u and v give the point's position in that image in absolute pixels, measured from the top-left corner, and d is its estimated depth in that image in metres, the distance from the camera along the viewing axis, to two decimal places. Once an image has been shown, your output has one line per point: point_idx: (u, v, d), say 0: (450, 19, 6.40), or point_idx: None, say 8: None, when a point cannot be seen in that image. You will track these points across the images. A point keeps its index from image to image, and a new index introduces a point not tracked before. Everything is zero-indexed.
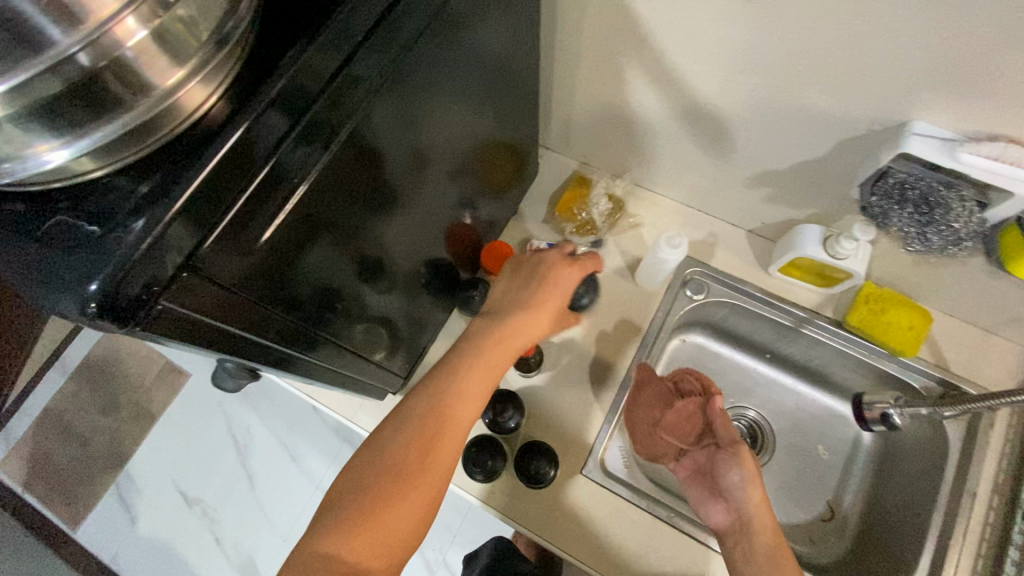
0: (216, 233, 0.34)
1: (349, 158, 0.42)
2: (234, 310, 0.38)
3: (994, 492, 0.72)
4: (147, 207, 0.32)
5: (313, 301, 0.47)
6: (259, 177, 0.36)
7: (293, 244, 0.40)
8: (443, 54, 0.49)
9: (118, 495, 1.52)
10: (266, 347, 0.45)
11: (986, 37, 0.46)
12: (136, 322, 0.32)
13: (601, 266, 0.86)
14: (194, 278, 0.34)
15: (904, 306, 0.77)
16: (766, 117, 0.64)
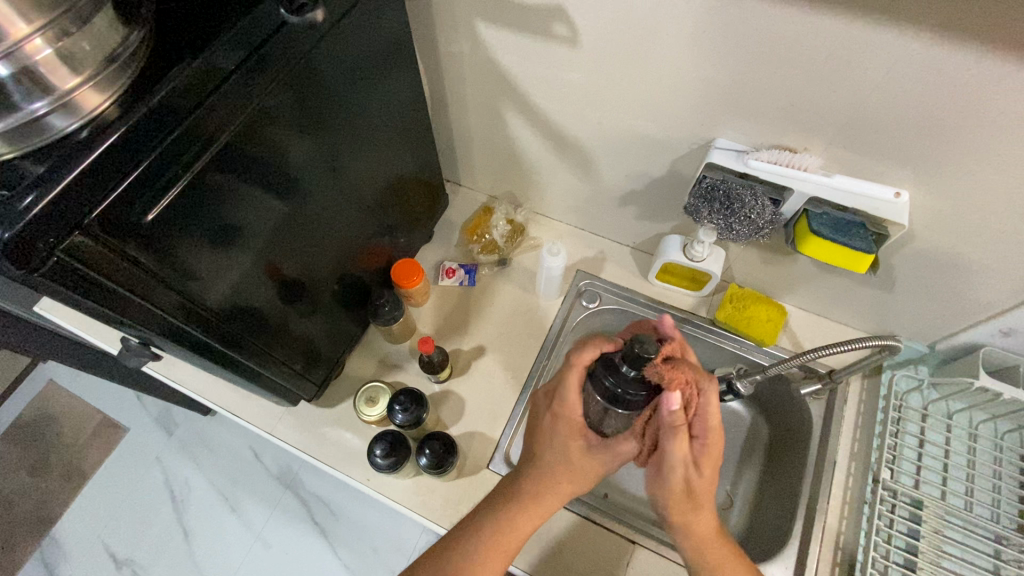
0: (103, 206, 0.43)
1: (226, 167, 0.52)
2: (126, 283, 0.47)
3: (851, 461, 0.83)
4: (44, 181, 0.41)
5: (205, 283, 0.56)
6: (144, 165, 0.45)
7: (179, 232, 0.50)
8: (317, 92, 0.60)
9: (42, 562, 1.44)
10: (162, 319, 0.53)
11: (741, 71, 0.61)
12: (32, 267, 0.40)
13: (507, 283, 0.97)
14: (86, 239, 0.43)
15: (762, 303, 0.89)
16: (615, 143, 0.79)
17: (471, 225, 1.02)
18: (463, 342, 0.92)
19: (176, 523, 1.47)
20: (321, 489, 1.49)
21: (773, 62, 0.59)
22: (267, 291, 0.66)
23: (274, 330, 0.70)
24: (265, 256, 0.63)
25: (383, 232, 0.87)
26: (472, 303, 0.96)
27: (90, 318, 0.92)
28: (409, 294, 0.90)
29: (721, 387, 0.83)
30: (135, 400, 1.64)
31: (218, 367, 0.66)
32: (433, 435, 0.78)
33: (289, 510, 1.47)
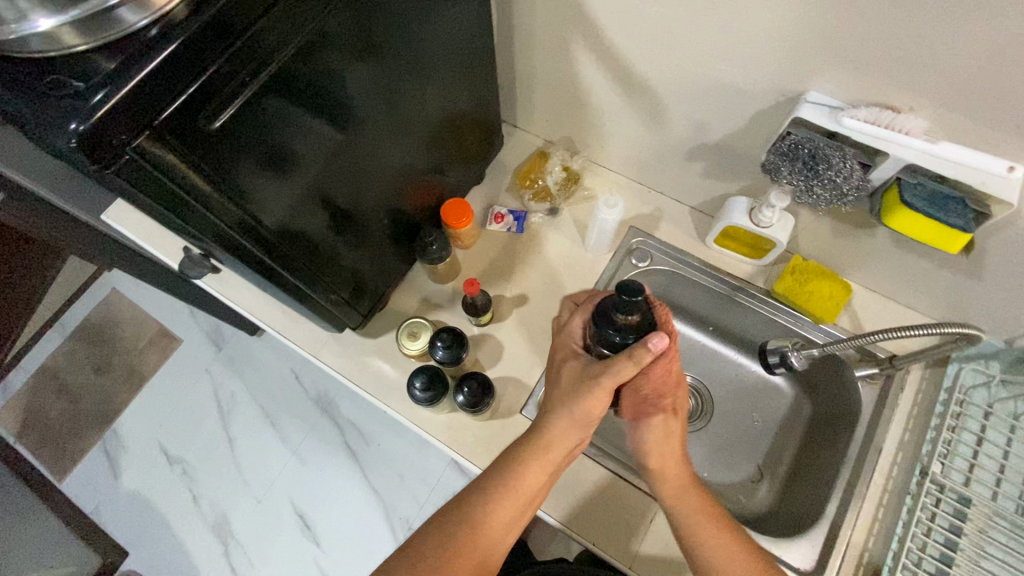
0: (172, 105, 0.43)
1: (287, 85, 0.51)
2: (192, 189, 0.48)
3: (897, 450, 0.79)
4: (115, 76, 0.41)
5: (264, 201, 0.56)
6: (207, 73, 0.44)
7: (240, 146, 0.49)
8: (378, 10, 0.57)
9: (104, 451, 1.58)
10: (224, 232, 0.54)
11: (852, 11, 0.54)
12: (108, 163, 0.41)
13: (556, 232, 0.94)
14: (155, 139, 0.43)
15: (826, 278, 0.84)
16: (691, 89, 0.73)
17: (524, 169, 0.98)
18: (507, 288, 0.91)
19: (220, 432, 1.58)
20: (355, 417, 1.57)
21: (892, 4, 0.52)
22: (319, 219, 0.66)
23: (324, 256, 0.71)
24: (320, 182, 0.62)
25: (435, 169, 0.85)
26: (519, 250, 0.94)
27: (146, 227, 0.94)
28: (456, 236, 0.89)
29: (774, 360, 0.79)
30: (187, 314, 1.73)
31: (269, 284, 0.68)
32: (472, 374, 0.79)
33: (324, 432, 1.55)
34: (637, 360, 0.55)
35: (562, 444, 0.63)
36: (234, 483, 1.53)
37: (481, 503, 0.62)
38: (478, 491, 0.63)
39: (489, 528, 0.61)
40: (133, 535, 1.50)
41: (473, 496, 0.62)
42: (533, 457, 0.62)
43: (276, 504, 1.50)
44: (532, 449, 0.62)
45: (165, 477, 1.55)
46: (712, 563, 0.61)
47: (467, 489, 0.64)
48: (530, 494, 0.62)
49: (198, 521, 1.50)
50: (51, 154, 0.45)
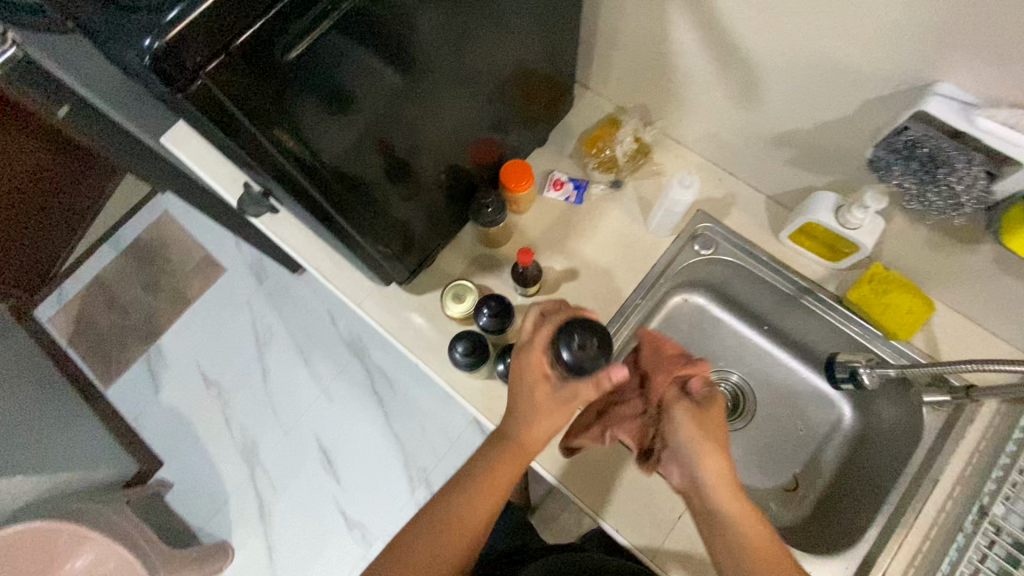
0: (250, 29, 0.41)
1: (364, 20, 0.48)
2: (258, 123, 0.46)
3: (957, 483, 0.73)
4: None
5: (331, 143, 0.54)
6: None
7: (310, 82, 0.47)
8: None
9: (147, 366, 1.66)
10: (288, 170, 0.53)
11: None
12: (181, 84, 0.40)
13: (617, 206, 0.89)
14: (230, 63, 0.41)
15: (907, 291, 0.77)
16: (797, 66, 0.66)
17: (591, 135, 0.92)
18: (559, 260, 0.87)
19: (255, 362, 1.63)
20: (385, 365, 1.59)
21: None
22: (380, 168, 0.64)
23: (380, 207, 0.69)
24: (382, 130, 0.60)
25: (499, 127, 0.81)
26: (575, 221, 0.89)
27: (202, 154, 0.93)
28: (513, 199, 0.85)
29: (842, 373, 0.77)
30: (235, 245, 1.76)
31: (325, 229, 0.66)
32: (517, 345, 0.78)
33: (354, 376, 1.58)
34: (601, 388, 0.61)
35: (531, 442, 0.66)
36: (264, 413, 1.58)
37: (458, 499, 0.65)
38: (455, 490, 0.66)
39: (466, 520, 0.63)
40: (167, 446, 1.58)
41: (451, 494, 0.65)
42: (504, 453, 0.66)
43: (302, 437, 1.55)
44: (501, 446, 0.66)
45: (202, 397, 1.62)
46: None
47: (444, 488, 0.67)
48: (504, 486, 0.66)
49: (229, 442, 1.57)
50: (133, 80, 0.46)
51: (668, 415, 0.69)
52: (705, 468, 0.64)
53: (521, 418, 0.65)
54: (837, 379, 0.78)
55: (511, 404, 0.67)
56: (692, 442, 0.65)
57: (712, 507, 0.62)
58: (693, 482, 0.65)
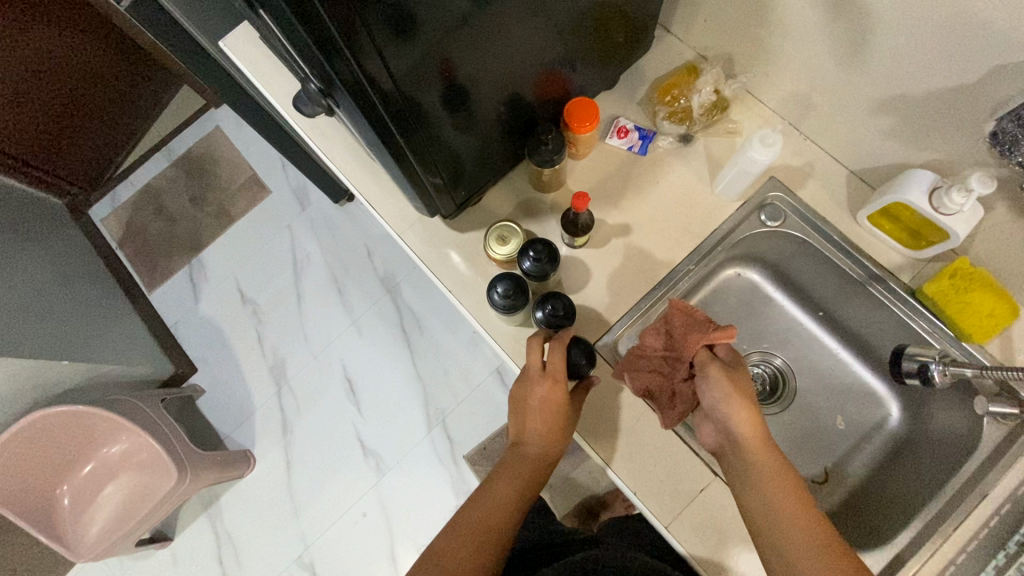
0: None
1: None
2: (331, 16, 0.44)
3: (1007, 501, 0.69)
4: None
5: (394, 54, 0.52)
6: None
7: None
8: None
9: (189, 276, 1.71)
10: (349, 74, 0.51)
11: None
12: None
13: (683, 163, 0.83)
14: None
15: (994, 292, 0.70)
16: (922, 20, 0.58)
17: (666, 84, 0.85)
18: (612, 213, 0.83)
19: (291, 285, 1.66)
20: (416, 304, 1.59)
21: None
22: (443, 87, 0.61)
23: (437, 132, 0.66)
24: (450, 48, 0.57)
25: (569, 62, 0.76)
26: (635, 174, 0.84)
27: (259, 62, 0.91)
28: (574, 143, 0.80)
29: (909, 366, 0.72)
30: (281, 167, 1.76)
31: (377, 147, 0.64)
32: (557, 294, 0.75)
33: (385, 311, 1.60)
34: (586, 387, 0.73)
35: (549, 429, 0.70)
36: (295, 335, 1.62)
37: (493, 485, 0.72)
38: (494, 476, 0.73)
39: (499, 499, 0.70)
40: (202, 354, 1.64)
41: (491, 481, 0.72)
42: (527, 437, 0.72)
43: (329, 364, 1.59)
44: (517, 463, 0.72)
45: (237, 313, 1.66)
46: (787, 545, 0.58)
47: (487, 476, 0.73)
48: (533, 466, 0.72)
49: (260, 359, 1.62)
50: None
51: (701, 374, 0.69)
52: (740, 423, 0.65)
53: (534, 418, 0.70)
54: (902, 373, 0.73)
55: (525, 411, 0.71)
56: (727, 399, 0.66)
57: (750, 462, 0.63)
58: (730, 438, 0.66)
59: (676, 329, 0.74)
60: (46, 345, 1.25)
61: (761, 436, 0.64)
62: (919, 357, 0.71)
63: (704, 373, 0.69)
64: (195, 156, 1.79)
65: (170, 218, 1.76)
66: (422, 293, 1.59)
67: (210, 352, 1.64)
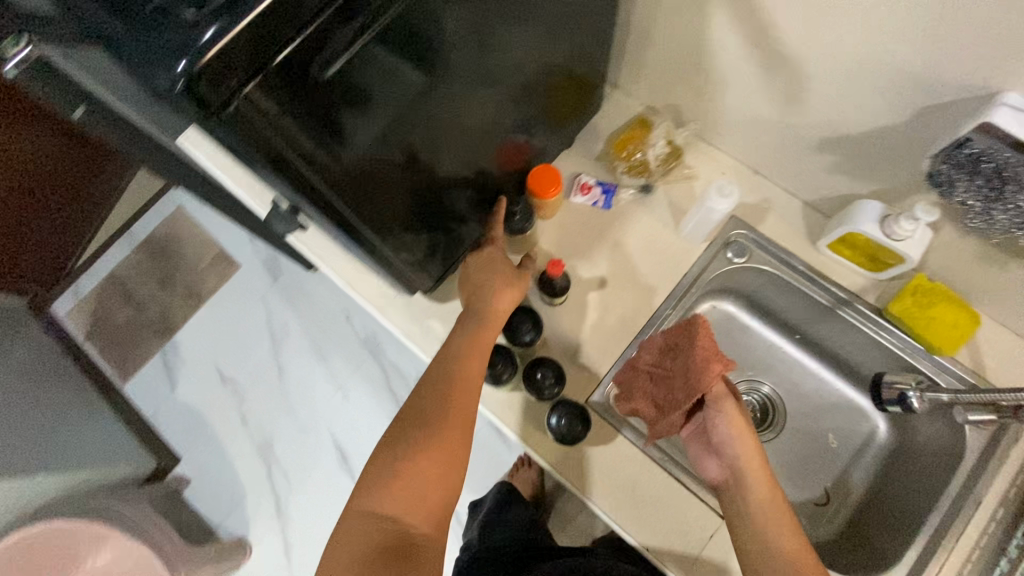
0: (283, 48, 0.42)
1: (393, 38, 0.48)
2: (295, 148, 0.48)
3: (1000, 505, 0.71)
4: (228, 13, 0.40)
5: (360, 165, 0.55)
6: (315, 22, 0.43)
7: (337, 99, 0.48)
8: None
9: (163, 362, 1.66)
10: (318, 189, 0.54)
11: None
12: (211, 105, 0.41)
13: (646, 212, 0.86)
14: (260, 82, 0.42)
15: (953, 304, 0.74)
16: (849, 72, 0.62)
17: (621, 138, 0.89)
18: (586, 268, 0.85)
19: (270, 359, 1.62)
20: (400, 363, 1.57)
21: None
22: (408, 179, 0.63)
23: (407, 218, 0.68)
24: (410, 142, 0.59)
25: (525, 131, 0.78)
26: (602, 226, 0.86)
27: None
28: (541, 206, 0.83)
29: (891, 399, 0.74)
30: (249, 240, 1.75)
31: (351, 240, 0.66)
32: (546, 361, 0.77)
33: (369, 374, 1.58)
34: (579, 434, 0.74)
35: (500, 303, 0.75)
36: (279, 411, 1.58)
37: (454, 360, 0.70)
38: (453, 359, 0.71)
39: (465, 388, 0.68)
40: (184, 443, 1.58)
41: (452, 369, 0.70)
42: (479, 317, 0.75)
43: (318, 436, 1.55)
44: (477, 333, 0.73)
45: (217, 396, 1.61)
46: None
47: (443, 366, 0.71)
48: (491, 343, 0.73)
49: (245, 440, 1.57)
50: (163, 100, 0.46)
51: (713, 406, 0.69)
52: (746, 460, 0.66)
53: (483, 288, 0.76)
54: (883, 401, 0.75)
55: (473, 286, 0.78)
56: (739, 435, 0.67)
57: (751, 504, 0.63)
58: (735, 477, 0.66)
59: (684, 347, 0.72)
60: (24, 456, 1.19)
61: (767, 475, 0.65)
62: (897, 385, 0.73)
63: (717, 407, 0.69)
64: (159, 238, 1.77)
65: (138, 305, 1.72)
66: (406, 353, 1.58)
67: (193, 439, 1.59)
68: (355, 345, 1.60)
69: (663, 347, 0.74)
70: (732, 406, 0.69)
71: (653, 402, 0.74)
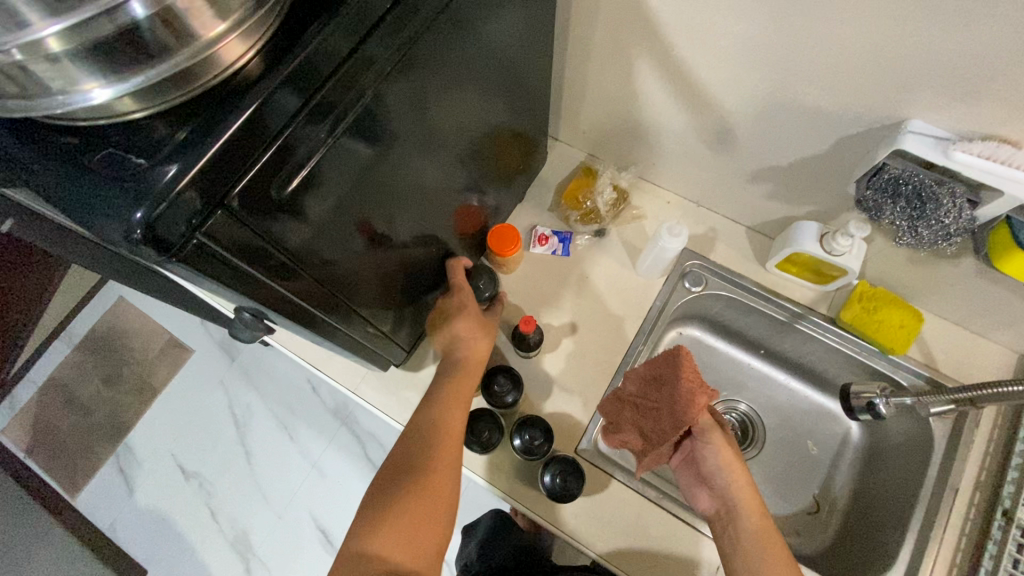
0: (246, 177, 0.39)
1: (353, 145, 0.47)
2: (266, 271, 0.45)
3: (975, 489, 0.74)
4: (183, 151, 0.38)
5: (329, 267, 0.53)
6: (275, 146, 0.41)
7: (304, 211, 0.45)
8: (442, 55, 0.53)
9: (117, 468, 1.54)
10: (288, 302, 0.51)
11: (986, 25, 0.48)
12: (177, 252, 0.38)
13: (604, 254, 0.89)
14: (226, 218, 0.39)
15: (898, 306, 0.79)
16: (768, 112, 0.68)
17: (569, 186, 0.92)
18: (554, 316, 0.86)
19: (237, 447, 1.54)
20: (376, 430, 1.52)
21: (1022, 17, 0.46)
22: (373, 265, 0.62)
23: (373, 301, 0.66)
24: (372, 229, 0.57)
25: (476, 193, 0.80)
26: (564, 273, 0.88)
27: None
28: (503, 262, 0.84)
29: (860, 407, 0.77)
30: (200, 324, 1.67)
31: (320, 335, 0.64)
32: (534, 421, 0.76)
33: (345, 445, 1.51)
34: (572, 493, 0.72)
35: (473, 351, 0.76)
36: (253, 501, 1.49)
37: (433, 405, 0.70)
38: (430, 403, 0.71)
39: (447, 429, 0.68)
40: (151, 553, 1.46)
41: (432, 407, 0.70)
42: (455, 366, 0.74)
43: (298, 521, 1.46)
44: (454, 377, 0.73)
45: (182, 495, 1.50)
46: None
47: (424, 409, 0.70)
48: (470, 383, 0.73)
49: (219, 538, 1.46)
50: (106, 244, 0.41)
51: (702, 436, 0.72)
52: (735, 486, 0.67)
53: (457, 334, 0.76)
54: (856, 412, 0.78)
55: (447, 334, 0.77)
56: (729, 465, 0.69)
57: (742, 526, 0.65)
58: (726, 502, 0.67)
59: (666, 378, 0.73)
60: None
61: (756, 501, 0.67)
62: (864, 395, 0.77)
63: (705, 438, 0.71)
64: (102, 335, 1.67)
65: (83, 410, 1.60)
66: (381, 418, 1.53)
67: (160, 548, 1.47)
68: (325, 418, 1.54)
69: (646, 378, 0.75)
70: (719, 435, 0.71)
71: (642, 432, 0.75)
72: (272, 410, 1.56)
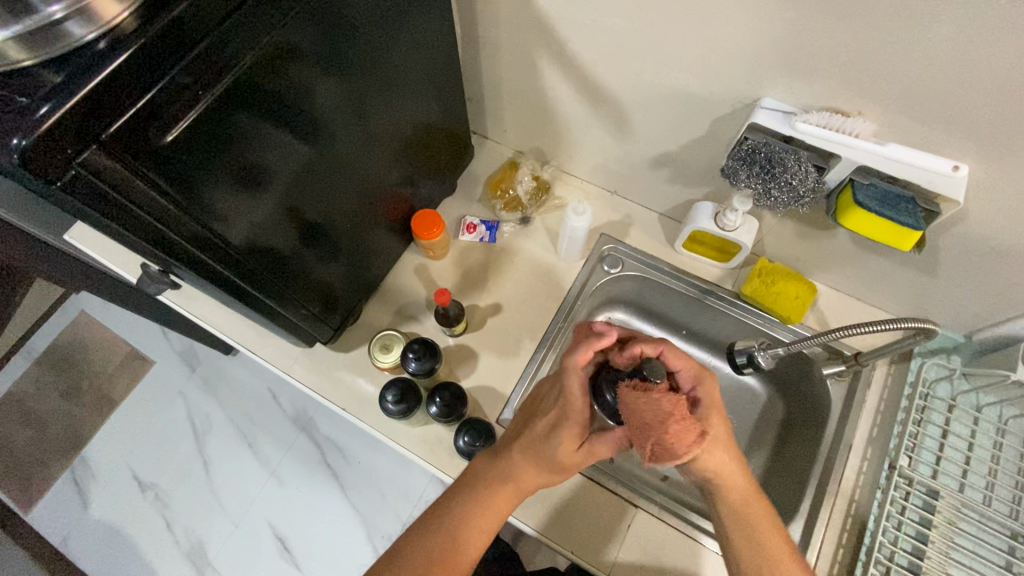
0: (119, 118, 0.41)
1: (246, 103, 0.49)
2: (154, 214, 0.47)
3: (867, 444, 0.80)
4: (58, 91, 0.40)
5: (231, 225, 0.55)
6: (152, 91, 0.43)
7: (194, 160, 0.47)
8: (342, 25, 0.56)
9: (72, 481, 1.53)
10: (186, 252, 0.53)
11: (803, 10, 0.56)
12: (54, 179, 0.40)
13: (528, 240, 0.95)
14: (100, 153, 0.41)
15: (792, 279, 0.86)
16: (654, 101, 0.75)
17: (496, 179, 0.99)
18: (480, 297, 0.91)
19: (194, 455, 1.54)
20: (334, 433, 1.54)
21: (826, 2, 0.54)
22: (289, 233, 0.64)
23: (294, 273, 0.69)
24: (283, 194, 0.59)
25: (406, 181, 0.84)
26: (490, 259, 0.94)
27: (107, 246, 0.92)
28: (429, 247, 0.90)
29: (741, 360, 0.82)
30: (161, 334, 1.69)
31: (237, 301, 0.66)
32: (445, 386, 0.79)
33: (303, 450, 1.53)
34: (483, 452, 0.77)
35: (525, 480, 0.64)
36: (209, 509, 1.48)
37: (463, 518, 0.63)
38: (456, 511, 0.63)
39: (465, 548, 0.62)
40: (103, 567, 1.44)
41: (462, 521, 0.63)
42: (498, 488, 0.64)
43: (254, 528, 1.46)
44: (495, 494, 0.64)
45: (137, 506, 1.50)
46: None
47: (453, 515, 0.63)
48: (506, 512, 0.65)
49: (173, 549, 1.45)
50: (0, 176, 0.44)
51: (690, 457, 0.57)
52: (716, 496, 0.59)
53: (524, 457, 0.64)
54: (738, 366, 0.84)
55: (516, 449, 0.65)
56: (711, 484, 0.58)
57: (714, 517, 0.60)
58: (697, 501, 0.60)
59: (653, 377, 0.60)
60: None
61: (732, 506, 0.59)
62: (747, 348, 0.82)
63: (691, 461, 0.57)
64: (61, 349, 1.68)
65: (40, 425, 1.59)
66: (338, 422, 1.55)
67: (113, 561, 1.45)
68: (284, 423, 1.56)
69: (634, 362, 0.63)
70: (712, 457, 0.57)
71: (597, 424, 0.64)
72: (230, 416, 1.57)
